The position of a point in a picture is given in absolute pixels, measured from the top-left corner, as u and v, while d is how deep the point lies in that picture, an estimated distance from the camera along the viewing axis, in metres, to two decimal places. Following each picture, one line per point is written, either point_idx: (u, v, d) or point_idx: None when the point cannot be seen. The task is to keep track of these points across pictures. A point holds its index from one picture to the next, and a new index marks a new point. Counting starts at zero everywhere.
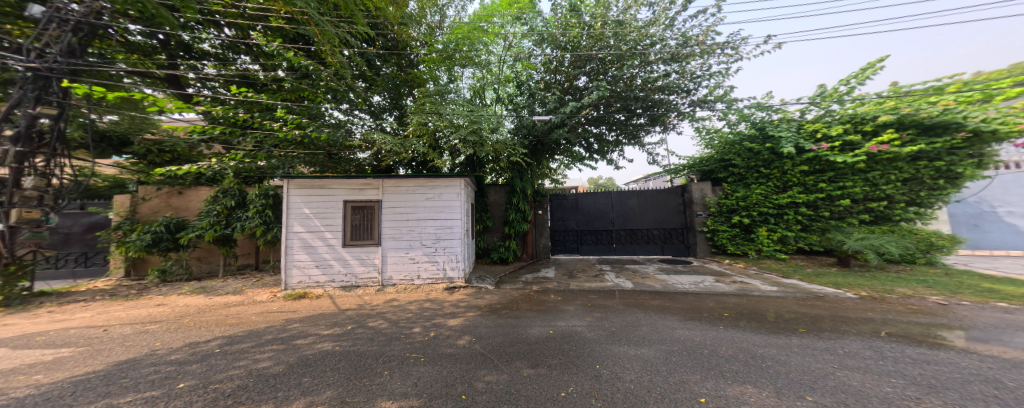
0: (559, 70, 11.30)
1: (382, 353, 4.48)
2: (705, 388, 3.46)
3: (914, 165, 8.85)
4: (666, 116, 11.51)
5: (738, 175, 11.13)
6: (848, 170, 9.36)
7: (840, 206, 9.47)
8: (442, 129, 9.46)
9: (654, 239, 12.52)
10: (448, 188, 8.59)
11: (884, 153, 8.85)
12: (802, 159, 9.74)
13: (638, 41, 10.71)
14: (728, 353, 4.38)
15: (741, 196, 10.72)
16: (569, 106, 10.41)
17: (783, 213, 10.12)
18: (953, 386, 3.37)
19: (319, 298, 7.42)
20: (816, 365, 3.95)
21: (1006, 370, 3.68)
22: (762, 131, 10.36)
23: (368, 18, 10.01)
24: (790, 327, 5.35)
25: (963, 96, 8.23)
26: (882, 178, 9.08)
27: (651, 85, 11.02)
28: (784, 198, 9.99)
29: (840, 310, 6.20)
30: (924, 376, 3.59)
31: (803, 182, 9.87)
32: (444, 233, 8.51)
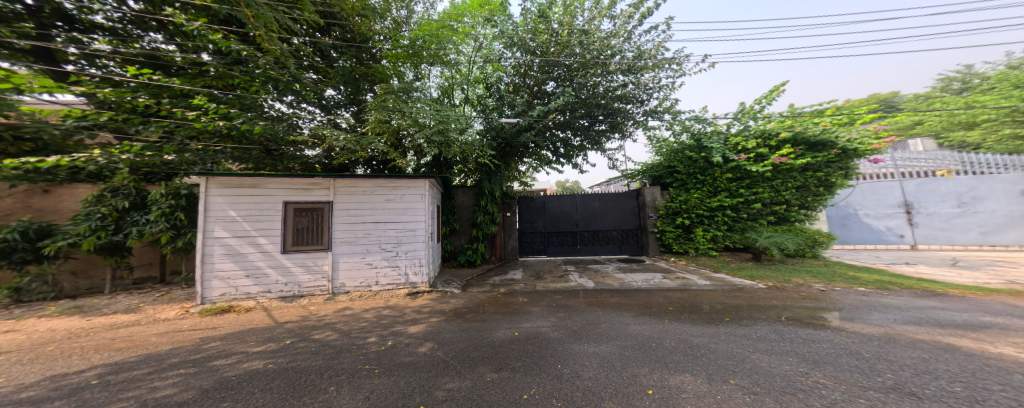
0: (529, 74, 11.14)
1: (328, 368, 3.94)
2: (652, 379, 3.48)
3: (805, 175, 10.24)
4: (622, 123, 11.72)
5: (681, 181, 11.74)
6: (765, 178, 10.41)
7: (754, 208, 10.52)
8: (406, 128, 9.05)
9: (612, 239, 12.92)
10: (409, 189, 8.12)
11: (784, 164, 10.04)
12: (728, 168, 10.56)
13: (596, 49, 10.71)
14: (666, 345, 4.55)
15: (682, 200, 11.35)
16: (538, 110, 10.40)
17: (714, 215, 10.95)
18: (829, 359, 3.82)
19: (248, 312, 6.41)
20: (742, 350, 4.22)
21: (875, 343, 4.27)
22: (700, 142, 11.05)
23: (322, 5, 9.05)
24: (719, 317, 5.74)
25: (837, 118, 9.85)
26: (783, 185, 10.34)
27: (610, 94, 11.17)
28: (715, 202, 10.80)
29: (755, 298, 6.86)
30: (811, 352, 4.03)
31: (729, 189, 10.71)
32: (405, 236, 8.02)
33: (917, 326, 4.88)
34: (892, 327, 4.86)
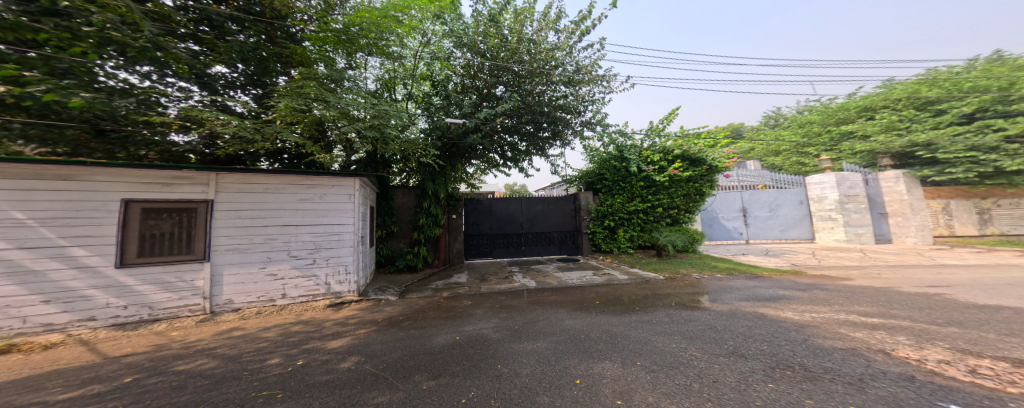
0: (479, 76, 10.40)
1: (200, 403, 2.73)
2: (579, 369, 3.31)
3: (693, 182, 11.31)
4: (561, 129, 11.38)
5: (608, 188, 12.02)
6: (666, 186, 11.12)
7: (655, 213, 11.26)
8: (330, 120, 7.40)
9: (552, 240, 12.63)
10: (331, 187, 6.14)
11: (677, 176, 10.90)
12: (640, 176, 11.12)
13: (543, 57, 10.28)
14: (591, 336, 4.37)
15: (607, 206, 11.65)
16: (484, 112, 9.54)
17: (632, 216, 11.45)
18: (701, 335, 4.19)
19: (47, 351, 3.85)
20: (646, 334, 4.38)
21: (733, 318, 4.86)
22: (621, 154, 11.37)
23: None
24: (627, 306, 5.91)
25: (708, 141, 10.91)
26: (680, 194, 11.24)
27: (552, 103, 10.78)
28: (632, 206, 11.28)
29: (657, 288, 7.29)
30: (692, 331, 4.38)
31: (641, 194, 11.25)
32: (325, 243, 6.02)
33: (751, 301, 5.74)
34: (771, 305, 5.49)
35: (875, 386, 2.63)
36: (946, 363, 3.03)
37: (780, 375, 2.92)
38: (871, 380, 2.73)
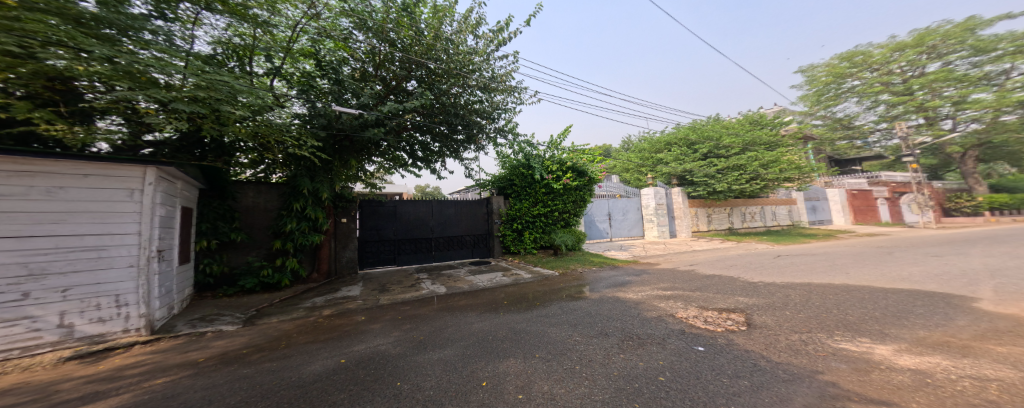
0: (386, 66, 7.56)
1: None
2: (486, 370, 2.59)
3: (576, 192, 10.07)
4: (476, 135, 8.70)
5: (516, 193, 10.07)
6: (562, 192, 9.81)
7: (549, 218, 9.85)
8: (94, 79, 3.63)
9: (465, 244, 9.79)
10: (79, 177, 3.32)
11: (568, 185, 9.71)
12: (544, 184, 9.61)
13: (465, 64, 7.94)
14: (498, 336, 3.49)
15: (516, 210, 9.78)
16: (389, 105, 6.83)
17: (537, 219, 9.82)
18: (596, 322, 3.74)
19: None
20: (540, 326, 3.75)
21: (606, 303, 4.49)
22: (527, 162, 9.56)
23: None
24: (525, 299, 5.15)
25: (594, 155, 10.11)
26: (578, 204, 10.18)
27: (467, 106, 8.33)
28: (535, 209, 9.67)
29: (553, 282, 6.50)
30: (588, 318, 3.89)
31: (543, 200, 9.78)
32: (62, 265, 3.18)
33: (636, 284, 5.52)
34: (626, 290, 5.14)
35: (672, 344, 2.88)
36: (698, 319, 3.45)
37: (628, 346, 2.92)
38: (668, 339, 3.02)
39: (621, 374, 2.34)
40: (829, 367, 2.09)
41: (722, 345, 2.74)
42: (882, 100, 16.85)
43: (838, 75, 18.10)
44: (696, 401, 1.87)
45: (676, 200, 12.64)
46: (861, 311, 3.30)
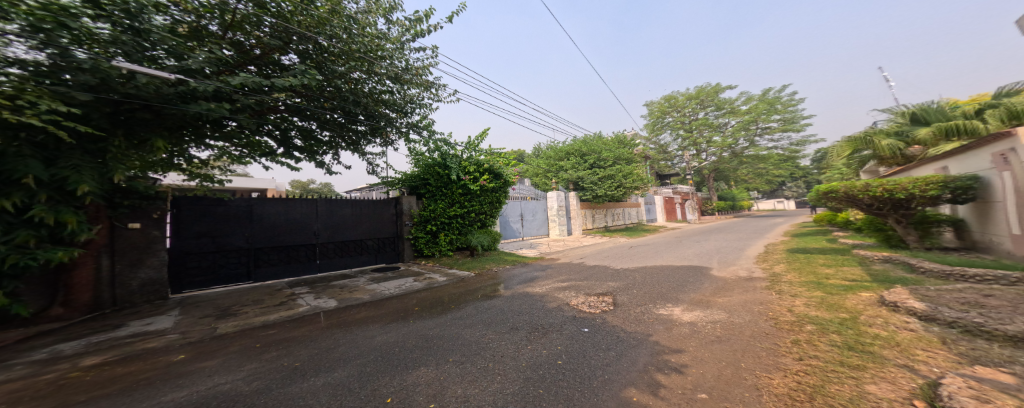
0: (242, 28, 4.79)
1: None
2: (388, 384, 2.11)
3: (495, 194, 9.30)
4: (386, 130, 6.96)
5: (430, 192, 8.69)
6: (479, 193, 8.98)
7: (467, 219, 8.89)
8: None
9: (366, 249, 7.96)
10: None
11: (487, 186, 8.94)
12: (461, 184, 8.59)
13: (374, 49, 5.96)
14: (408, 353, 2.72)
15: (431, 211, 8.43)
16: (241, 76, 4.09)
17: (454, 220, 8.70)
18: (511, 317, 3.52)
19: None
20: (456, 329, 3.27)
21: (519, 299, 4.33)
22: (443, 163, 8.31)
23: None
24: (442, 304, 4.54)
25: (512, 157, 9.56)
26: (496, 205, 9.54)
27: (374, 95, 6.42)
28: (452, 211, 8.55)
29: (468, 285, 5.98)
30: (504, 315, 3.63)
31: (460, 201, 8.72)
32: None
33: (544, 280, 5.59)
34: (534, 285, 5.14)
35: (567, 329, 2.97)
36: (585, 304, 3.81)
37: (535, 336, 2.84)
38: (565, 325, 3.10)
39: (529, 364, 2.26)
40: (656, 332, 2.77)
41: (603, 325, 3.04)
42: (679, 134, 24.23)
43: (662, 112, 24.96)
44: (588, 380, 1.95)
45: (572, 202, 14.26)
46: (664, 284, 4.54)
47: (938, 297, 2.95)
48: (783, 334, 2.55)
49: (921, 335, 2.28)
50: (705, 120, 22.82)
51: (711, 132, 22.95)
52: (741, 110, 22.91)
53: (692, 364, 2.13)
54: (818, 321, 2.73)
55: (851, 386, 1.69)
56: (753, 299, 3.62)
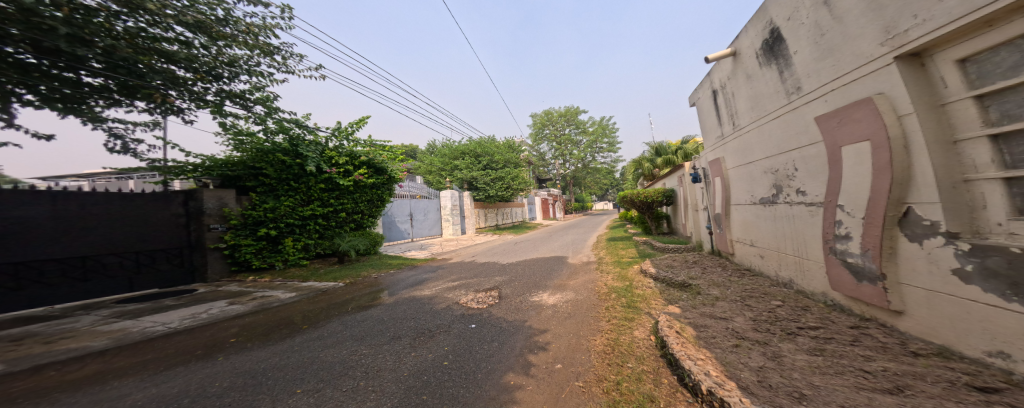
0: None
1: None
2: None
3: (373, 191, 7.34)
4: (166, 94, 4.19)
5: (271, 187, 5.82)
6: (352, 191, 6.84)
7: (334, 222, 6.62)
8: None
9: (107, 272, 4.63)
10: None
11: (362, 181, 6.86)
12: (323, 178, 6.26)
13: None
14: (215, 406, 1.73)
15: (270, 208, 5.67)
16: None
17: (308, 222, 6.13)
18: (391, 326, 2.92)
19: None
20: (305, 355, 2.36)
21: (404, 305, 3.64)
22: (295, 148, 5.91)
23: None
24: (290, 328, 3.06)
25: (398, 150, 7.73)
26: (374, 206, 7.49)
27: (135, 40, 3.66)
28: (307, 210, 6.06)
29: (326, 300, 4.06)
30: (383, 322, 3.04)
31: (321, 199, 6.33)
32: None
33: (434, 280, 5.24)
34: (421, 287, 4.62)
35: (455, 328, 2.88)
36: (472, 301, 3.85)
37: (419, 341, 2.55)
38: (453, 325, 2.98)
39: (410, 373, 2.00)
40: (530, 317, 3.14)
41: (488, 318, 3.17)
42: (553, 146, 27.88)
43: (541, 125, 28.24)
44: (472, 375, 1.99)
45: (466, 202, 14.49)
46: (535, 274, 5.16)
47: (665, 262, 4.71)
48: (602, 303, 3.40)
49: (653, 290, 3.64)
50: (570, 137, 27.52)
51: (573, 147, 27.45)
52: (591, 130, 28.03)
53: (553, 341, 2.53)
54: (619, 290, 3.77)
55: (630, 333, 2.56)
56: (594, 278, 4.58)
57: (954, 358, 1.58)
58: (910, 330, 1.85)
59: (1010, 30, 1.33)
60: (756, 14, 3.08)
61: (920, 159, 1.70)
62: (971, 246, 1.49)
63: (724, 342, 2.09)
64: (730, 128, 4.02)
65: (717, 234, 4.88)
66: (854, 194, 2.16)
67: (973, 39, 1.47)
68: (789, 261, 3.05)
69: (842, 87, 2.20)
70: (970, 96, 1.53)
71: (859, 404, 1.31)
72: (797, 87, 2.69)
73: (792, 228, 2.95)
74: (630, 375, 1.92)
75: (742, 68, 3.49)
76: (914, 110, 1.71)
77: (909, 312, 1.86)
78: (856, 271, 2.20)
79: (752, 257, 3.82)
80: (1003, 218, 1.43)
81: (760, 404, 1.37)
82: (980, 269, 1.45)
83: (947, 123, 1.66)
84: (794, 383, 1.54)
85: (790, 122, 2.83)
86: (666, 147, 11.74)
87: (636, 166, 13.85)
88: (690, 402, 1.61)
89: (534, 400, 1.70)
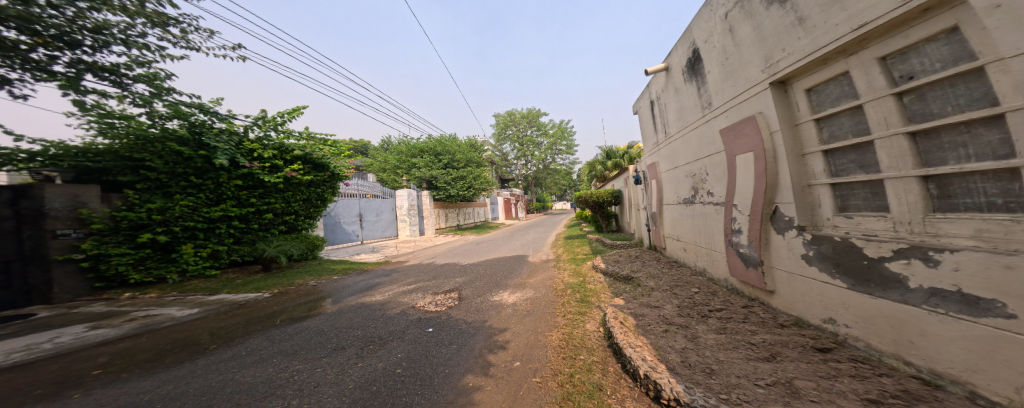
0: None
1: None
2: None
3: (310, 189, 6.33)
4: None
5: (159, 182, 4.36)
6: (282, 188, 5.72)
7: (256, 225, 5.40)
8: None
9: None
10: None
11: (294, 178, 5.80)
12: (239, 173, 4.99)
13: None
14: None
15: (157, 208, 4.20)
16: None
17: (217, 226, 4.83)
18: (334, 337, 2.70)
19: None
20: (213, 377, 2.03)
21: (349, 313, 3.41)
22: (197, 137, 4.60)
23: None
24: (191, 350, 2.48)
25: (342, 146, 6.84)
26: (310, 205, 6.44)
27: None
28: (216, 210, 4.74)
29: (243, 319, 3.18)
30: (325, 333, 2.80)
31: (236, 198, 5.06)
32: None
33: (388, 284, 4.98)
34: (371, 293, 4.35)
35: (410, 333, 2.77)
36: (430, 304, 3.73)
37: (368, 350, 2.41)
38: (408, 330, 2.86)
39: (357, 385, 1.89)
40: (490, 317, 3.14)
41: (447, 321, 3.09)
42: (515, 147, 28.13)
43: (503, 125, 28.41)
44: (429, 380, 1.93)
45: (425, 201, 14.01)
46: (496, 273, 5.17)
47: (612, 258, 5.03)
48: (558, 300, 3.51)
49: (603, 284, 3.87)
50: (531, 138, 28.00)
51: (535, 147, 27.93)
52: (552, 131, 28.79)
53: (512, 339, 2.56)
54: (574, 286, 3.93)
55: (581, 326, 2.68)
56: (552, 275, 4.72)
57: (804, 326, 2.10)
58: (777, 304, 2.36)
59: (839, 68, 1.83)
60: (679, 36, 3.49)
61: (783, 166, 2.21)
62: (815, 237, 2.00)
63: (656, 328, 2.30)
64: (661, 136, 4.48)
65: (653, 231, 5.33)
66: (743, 194, 2.59)
67: (818, 73, 1.96)
68: (700, 253, 3.52)
69: (737, 104, 2.64)
70: (815, 116, 2.05)
71: (751, 373, 1.60)
72: (708, 103, 3.10)
73: (703, 225, 3.41)
74: (581, 367, 2.01)
75: (671, 82, 3.90)
76: (782, 126, 2.21)
77: (776, 291, 2.37)
78: (745, 259, 2.65)
79: (676, 251, 4.29)
80: (830, 214, 2.02)
81: (685, 383, 1.54)
82: (818, 254, 1.97)
83: (801, 138, 2.19)
84: (706, 360, 1.78)
85: (704, 134, 3.25)
86: (615, 151, 12.49)
87: (591, 168, 14.50)
88: (631, 387, 1.74)
89: (492, 399, 1.70)
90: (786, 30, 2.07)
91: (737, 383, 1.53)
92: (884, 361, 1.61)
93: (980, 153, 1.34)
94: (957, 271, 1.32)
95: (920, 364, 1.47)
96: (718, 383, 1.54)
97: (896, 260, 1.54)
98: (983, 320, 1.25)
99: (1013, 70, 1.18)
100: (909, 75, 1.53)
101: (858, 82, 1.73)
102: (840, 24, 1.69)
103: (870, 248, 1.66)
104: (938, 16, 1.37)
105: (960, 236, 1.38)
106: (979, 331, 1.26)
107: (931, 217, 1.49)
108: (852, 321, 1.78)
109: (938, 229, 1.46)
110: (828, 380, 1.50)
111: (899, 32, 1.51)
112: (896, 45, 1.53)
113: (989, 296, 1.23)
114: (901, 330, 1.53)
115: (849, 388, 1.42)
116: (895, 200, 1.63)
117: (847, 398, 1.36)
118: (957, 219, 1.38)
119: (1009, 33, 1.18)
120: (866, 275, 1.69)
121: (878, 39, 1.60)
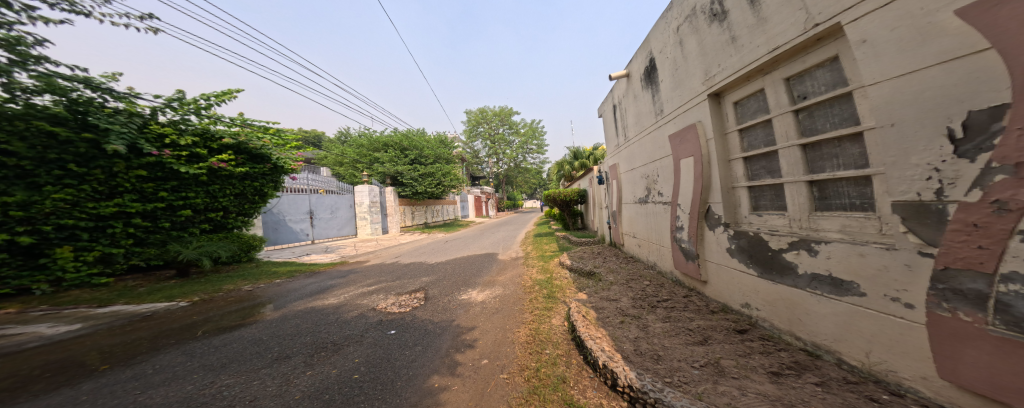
0: None
1: None
2: None
3: (244, 182, 5.74)
4: None
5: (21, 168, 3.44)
6: (204, 181, 5.08)
7: (169, 223, 4.69)
8: None
9: None
10: None
11: (220, 170, 5.19)
12: (141, 162, 4.27)
13: None
14: None
15: (17, 203, 3.33)
16: None
17: (110, 224, 4.05)
18: (276, 345, 2.50)
19: None
20: (106, 401, 1.75)
21: (294, 318, 3.18)
22: (79, 117, 3.78)
23: None
24: (73, 372, 2.11)
25: (286, 138, 6.32)
26: (240, 201, 5.80)
27: None
28: (108, 206, 3.99)
29: (160, 335, 2.78)
30: (263, 342, 2.58)
31: (138, 190, 4.33)
32: None
33: (344, 286, 4.70)
34: (324, 296, 4.07)
35: (369, 337, 2.64)
36: (392, 305, 3.58)
37: (318, 357, 2.26)
38: (366, 333, 2.73)
39: (305, 394, 1.77)
40: (456, 316, 3.09)
41: (409, 322, 2.99)
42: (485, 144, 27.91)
43: (474, 122, 28.10)
44: (389, 384, 1.86)
45: (389, 198, 13.39)
46: (463, 272, 5.11)
47: (577, 254, 5.20)
48: (526, 296, 3.56)
49: (568, 280, 3.98)
50: (502, 136, 28.01)
51: (505, 146, 27.93)
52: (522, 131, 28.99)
53: (479, 337, 2.55)
54: (541, 282, 4.01)
55: (548, 321, 2.75)
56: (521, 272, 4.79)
57: (728, 311, 2.35)
58: (709, 293, 2.62)
59: (757, 84, 2.08)
60: (639, 45, 3.66)
61: (714, 170, 2.45)
62: (736, 232, 2.24)
63: (613, 319, 2.43)
64: (622, 140, 4.70)
65: (614, 229, 5.57)
66: (684, 194, 2.83)
67: (743, 87, 2.21)
68: (652, 248, 3.75)
69: (683, 112, 2.84)
70: (739, 127, 2.30)
71: (688, 357, 1.76)
72: (660, 110, 3.31)
73: (654, 222, 3.63)
74: (546, 361, 2.06)
75: (631, 88, 4.10)
76: (714, 134, 2.44)
77: (708, 282, 2.62)
78: (684, 252, 2.89)
79: (633, 247, 4.52)
80: (746, 213, 2.29)
81: (637, 370, 1.64)
82: (738, 247, 2.23)
83: (728, 146, 2.42)
84: (654, 347, 1.91)
85: (656, 139, 3.46)
86: (582, 151, 12.84)
87: (559, 168, 14.74)
88: (591, 377, 1.82)
89: (458, 399, 1.68)
90: (720, 48, 2.29)
91: (678, 366, 1.66)
92: (782, 338, 1.87)
93: (847, 163, 1.61)
94: (829, 259, 1.58)
95: (806, 338, 1.73)
96: (663, 367, 1.67)
97: (790, 251, 1.81)
98: (845, 298, 1.51)
99: (870, 96, 1.39)
100: (804, 94, 1.80)
101: (769, 99, 2.00)
102: (759, 45, 1.93)
103: (773, 241, 1.92)
104: (826, 45, 1.62)
105: (832, 230, 1.67)
106: (843, 308, 1.52)
107: (815, 215, 1.78)
108: (760, 304, 2.05)
109: (818, 225, 1.76)
110: (744, 357, 1.71)
111: (799, 57, 1.77)
112: (797, 68, 1.79)
113: (849, 279, 1.49)
114: (793, 310, 1.80)
115: (759, 363, 1.62)
116: (791, 200, 1.91)
117: (758, 373, 1.54)
118: (832, 216, 1.68)
119: (869, 66, 1.37)
120: (770, 264, 1.96)
121: (785, 62, 1.86)
